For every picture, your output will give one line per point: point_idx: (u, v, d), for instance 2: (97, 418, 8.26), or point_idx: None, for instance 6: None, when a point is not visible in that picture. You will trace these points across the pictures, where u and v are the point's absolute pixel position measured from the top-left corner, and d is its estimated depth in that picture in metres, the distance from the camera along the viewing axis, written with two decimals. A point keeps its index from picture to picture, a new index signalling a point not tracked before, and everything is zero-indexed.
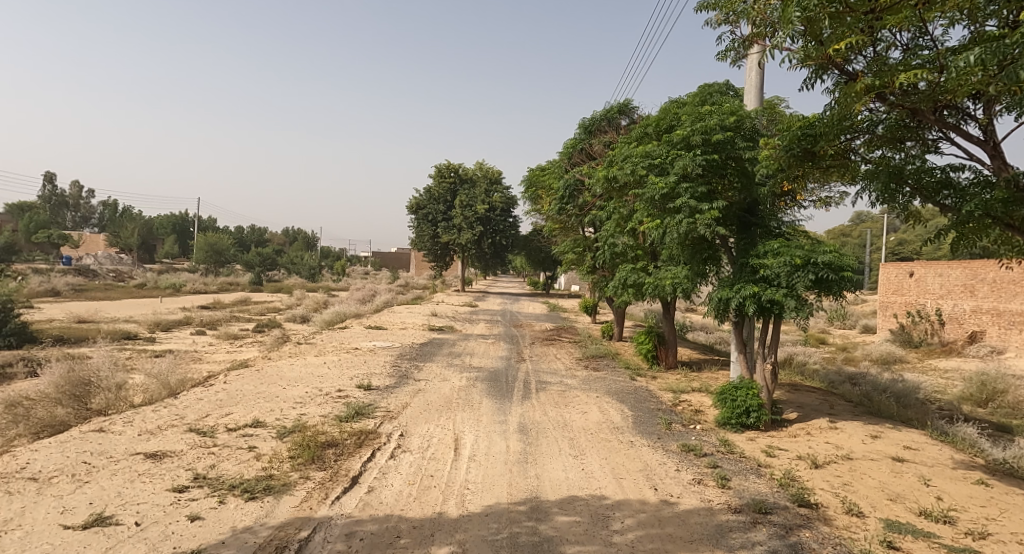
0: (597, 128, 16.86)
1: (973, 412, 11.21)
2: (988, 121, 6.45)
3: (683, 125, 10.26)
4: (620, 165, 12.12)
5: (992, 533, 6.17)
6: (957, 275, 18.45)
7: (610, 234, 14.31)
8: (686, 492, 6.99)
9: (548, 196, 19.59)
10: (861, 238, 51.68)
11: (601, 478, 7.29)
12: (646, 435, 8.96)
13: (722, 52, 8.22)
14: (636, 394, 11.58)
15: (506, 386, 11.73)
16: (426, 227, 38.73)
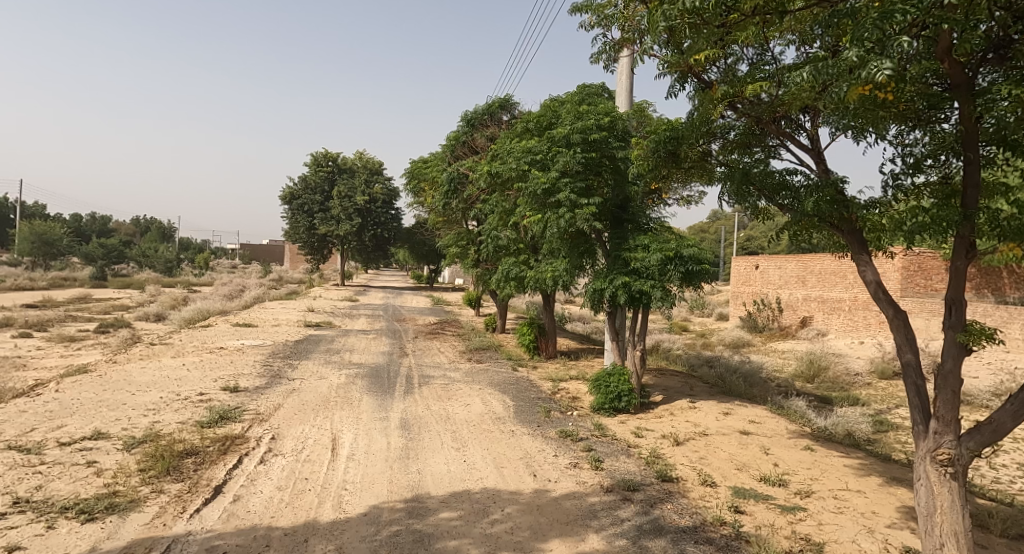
0: (479, 121, 17.25)
1: (804, 387, 12.73)
2: (815, 131, 7.37)
3: (564, 123, 10.76)
4: (503, 160, 12.55)
5: (815, 491, 7.11)
6: (793, 267, 20.53)
7: (494, 229, 14.70)
8: (563, 476, 7.50)
9: (431, 188, 19.74)
10: (716, 235, 55.95)
11: (482, 468, 7.64)
12: (526, 424, 9.43)
13: (595, 54, 8.69)
14: (517, 383, 12.08)
15: (388, 382, 11.79)
16: (300, 218, 37.45)
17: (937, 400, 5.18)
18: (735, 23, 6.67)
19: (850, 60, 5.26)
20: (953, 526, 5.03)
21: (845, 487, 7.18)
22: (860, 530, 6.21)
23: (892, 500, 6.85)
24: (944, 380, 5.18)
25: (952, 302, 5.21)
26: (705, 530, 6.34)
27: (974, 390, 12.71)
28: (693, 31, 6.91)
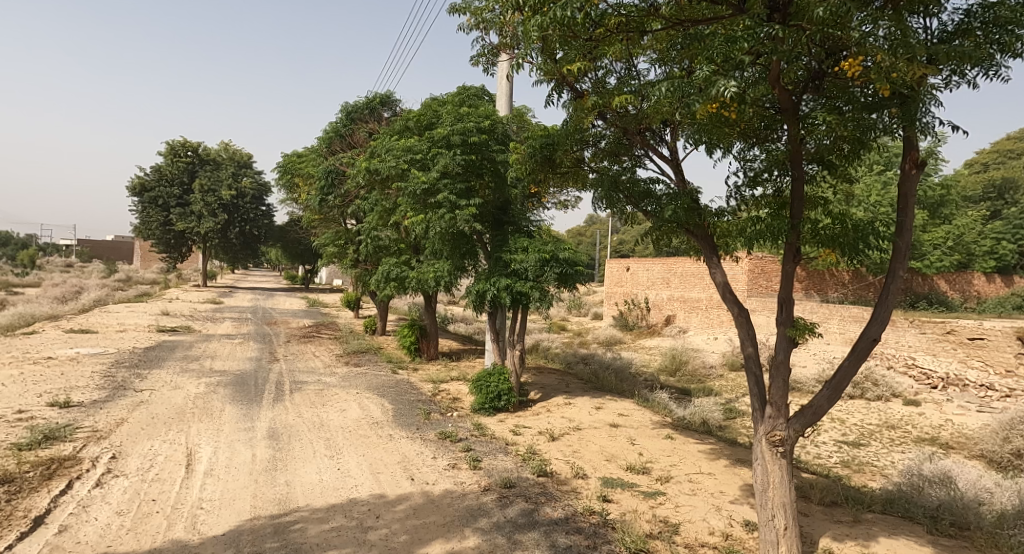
0: (358, 115, 16.98)
1: (667, 380, 13.65)
2: (675, 143, 7.94)
3: (444, 123, 10.81)
4: (382, 157, 12.45)
5: (675, 476, 7.69)
6: (659, 269, 21.85)
7: (374, 228, 14.51)
8: (441, 478, 7.60)
9: (305, 183, 19.12)
10: (592, 239, 58.08)
11: (357, 475, 7.58)
12: (405, 427, 9.44)
13: (474, 57, 8.84)
14: (397, 386, 12.02)
15: (254, 390, 11.33)
16: (154, 212, 34.58)
17: (770, 387, 5.80)
18: (601, 38, 7.05)
19: (699, 78, 5.71)
20: (781, 498, 5.67)
21: (698, 470, 7.82)
22: (709, 508, 6.79)
23: (736, 479, 7.55)
24: (776, 370, 5.80)
25: (783, 301, 5.85)
26: (576, 520, 6.66)
27: (806, 379, 14.25)
28: (564, 42, 7.22)
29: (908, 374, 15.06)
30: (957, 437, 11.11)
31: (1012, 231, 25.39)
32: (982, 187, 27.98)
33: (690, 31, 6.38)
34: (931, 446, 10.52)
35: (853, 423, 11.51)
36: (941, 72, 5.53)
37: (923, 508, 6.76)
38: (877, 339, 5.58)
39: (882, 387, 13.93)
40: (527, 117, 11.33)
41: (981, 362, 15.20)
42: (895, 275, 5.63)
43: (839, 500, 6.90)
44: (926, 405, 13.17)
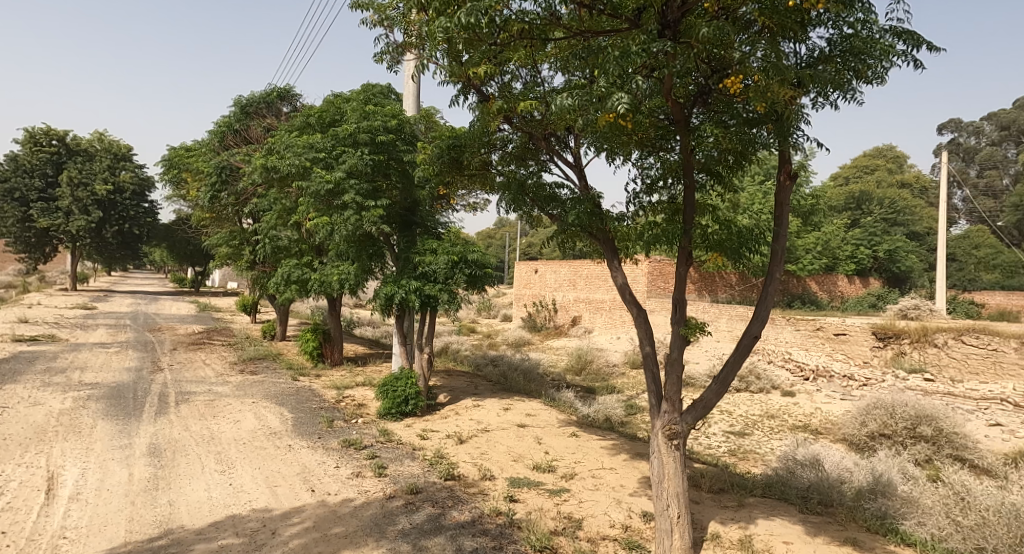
0: (255, 109, 16.46)
1: (574, 379, 14.02)
2: (578, 150, 8.16)
3: (349, 120, 10.55)
4: (281, 155, 12.08)
5: (580, 472, 7.92)
6: (565, 272, 22.36)
7: (273, 228, 13.96)
8: (344, 487, 7.47)
9: (194, 179, 18.13)
10: (501, 240, 58.47)
11: (252, 490, 7.33)
12: (306, 437, 9.18)
13: (379, 54, 8.71)
14: (297, 394, 11.68)
15: (133, 403, 10.67)
16: (11, 207, 31.55)
17: (665, 383, 6.09)
18: (506, 44, 7.11)
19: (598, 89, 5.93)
20: (675, 488, 5.96)
21: (601, 466, 8.08)
22: (611, 502, 7.05)
23: (635, 473, 7.87)
24: (671, 366, 6.10)
25: (677, 302, 6.15)
26: (482, 522, 6.72)
27: (698, 375, 15.10)
28: (468, 46, 7.20)
29: (785, 366, 16.36)
30: (825, 423, 12.08)
31: (869, 239, 27.89)
32: (844, 199, 30.58)
33: (589, 42, 6.62)
34: (804, 433, 11.39)
35: (740, 415, 12.31)
36: (809, 93, 6.02)
37: (799, 489, 7.33)
38: (758, 337, 5.98)
39: (763, 380, 14.88)
40: (434, 117, 11.28)
41: (845, 355, 16.86)
42: (773, 276, 6.07)
43: (726, 487, 7.34)
44: (800, 395, 14.20)
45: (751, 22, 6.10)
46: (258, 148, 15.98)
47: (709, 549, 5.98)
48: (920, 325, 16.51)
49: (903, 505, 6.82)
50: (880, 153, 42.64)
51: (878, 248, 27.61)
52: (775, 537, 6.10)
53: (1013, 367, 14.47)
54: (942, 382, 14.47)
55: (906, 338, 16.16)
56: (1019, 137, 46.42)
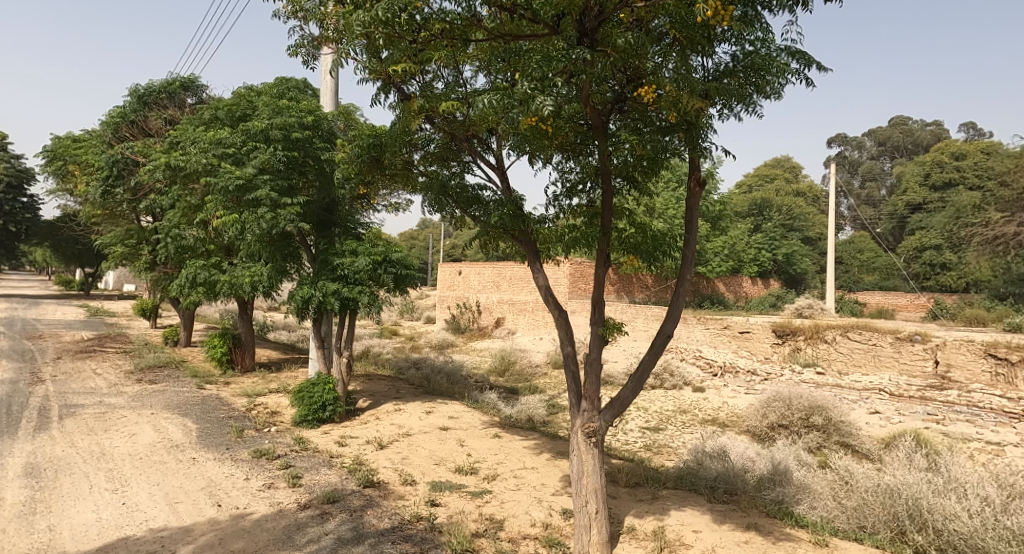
0: (154, 99, 15.61)
1: (497, 381, 14.23)
2: (500, 152, 8.33)
3: (261, 115, 10.22)
4: (185, 149, 11.61)
5: (501, 473, 8.09)
6: (489, 274, 22.56)
7: (175, 226, 13.37)
8: (254, 500, 7.26)
9: (83, 171, 16.92)
10: (423, 241, 57.95)
11: (148, 508, 7.01)
12: (213, 448, 8.84)
13: (292, 48, 8.03)
14: (203, 404, 11.25)
15: (11, 420, 9.96)
16: None
17: (585, 382, 6.36)
18: (427, 43, 7.12)
19: (521, 92, 6.14)
20: (593, 484, 6.24)
21: (522, 466, 8.31)
22: (531, 502, 7.28)
23: (556, 472, 8.15)
24: (590, 366, 6.39)
25: (596, 303, 6.43)
26: (402, 528, 6.74)
27: (615, 375, 15.60)
28: (389, 43, 7.08)
29: (696, 363, 17.22)
30: (731, 416, 12.81)
31: (769, 243, 29.64)
32: (748, 206, 32.32)
33: (510, 44, 6.78)
34: (712, 426, 12.06)
35: (654, 411, 12.86)
36: (715, 105, 6.43)
37: (706, 479, 7.80)
38: (671, 335, 6.34)
39: (676, 377, 15.58)
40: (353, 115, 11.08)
41: (748, 352, 18.09)
42: (684, 278, 6.46)
43: (641, 481, 7.72)
44: (709, 391, 14.97)
45: (662, 34, 6.48)
46: (158, 141, 15.27)
47: (625, 542, 6.30)
48: (812, 322, 17.68)
49: (796, 492, 7.41)
50: (778, 163, 45.21)
51: (777, 252, 29.43)
52: (685, 527, 6.49)
53: (891, 359, 15.80)
54: (831, 375, 15.64)
55: (800, 335, 17.28)
56: (894, 154, 50.63)
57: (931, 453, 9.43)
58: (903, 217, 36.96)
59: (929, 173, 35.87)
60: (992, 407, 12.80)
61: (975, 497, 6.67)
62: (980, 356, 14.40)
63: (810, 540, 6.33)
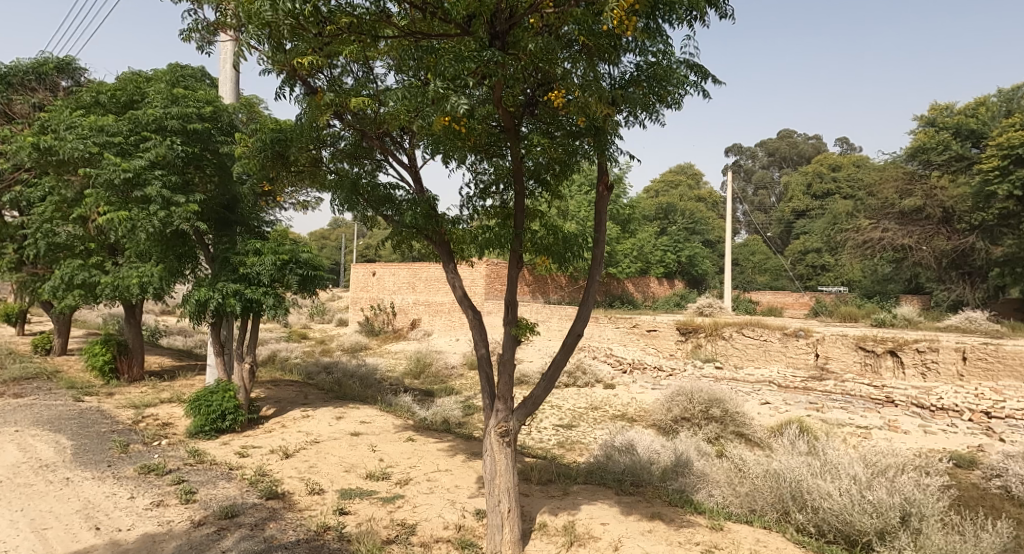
0: (21, 81, 14.38)
1: (412, 383, 14.04)
2: (413, 151, 8.15)
3: (153, 103, 9.58)
4: (60, 135, 10.69)
5: (414, 477, 7.95)
6: (404, 275, 22.26)
7: (46, 221, 12.26)
8: (141, 521, 6.76)
9: None
10: (334, 241, 56.27)
11: (11, 538, 6.40)
12: (92, 466, 8.14)
13: (185, 32, 7.30)
14: (82, 418, 10.40)
15: None
16: None
17: (498, 382, 6.31)
18: (334, 36, 6.89)
19: (434, 91, 6.09)
20: (506, 484, 6.22)
21: (436, 468, 8.21)
22: (445, 504, 7.18)
23: (470, 473, 8.10)
24: (503, 366, 6.35)
25: (510, 303, 6.41)
26: (308, 540, 6.48)
27: (530, 375, 15.70)
28: (293, 33, 6.87)
29: (608, 360, 17.66)
30: (639, 411, 13.18)
31: (675, 246, 30.80)
32: (655, 209, 33.42)
33: (421, 42, 6.68)
34: (622, 421, 12.36)
35: (567, 408, 13.04)
36: (622, 113, 6.54)
37: (615, 473, 7.98)
38: (581, 334, 6.40)
39: (589, 375, 15.88)
40: (256, 107, 10.55)
41: (655, 349, 18.71)
42: (594, 278, 6.56)
43: (553, 478, 7.79)
44: (619, 387, 15.34)
45: (571, 41, 6.52)
46: (24, 125, 13.92)
47: (536, 539, 6.32)
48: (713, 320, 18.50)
49: (696, 482, 7.71)
50: (681, 169, 46.95)
51: (682, 254, 30.60)
52: (595, 520, 6.59)
53: (779, 353, 16.71)
54: (729, 369, 16.41)
55: (701, 332, 18.06)
56: (782, 163, 53.77)
57: (811, 439, 10.13)
58: (790, 222, 39.34)
59: (811, 183, 38.55)
60: (862, 395, 13.89)
61: (844, 476, 7.21)
62: (852, 348, 15.60)
63: (707, 525, 6.58)
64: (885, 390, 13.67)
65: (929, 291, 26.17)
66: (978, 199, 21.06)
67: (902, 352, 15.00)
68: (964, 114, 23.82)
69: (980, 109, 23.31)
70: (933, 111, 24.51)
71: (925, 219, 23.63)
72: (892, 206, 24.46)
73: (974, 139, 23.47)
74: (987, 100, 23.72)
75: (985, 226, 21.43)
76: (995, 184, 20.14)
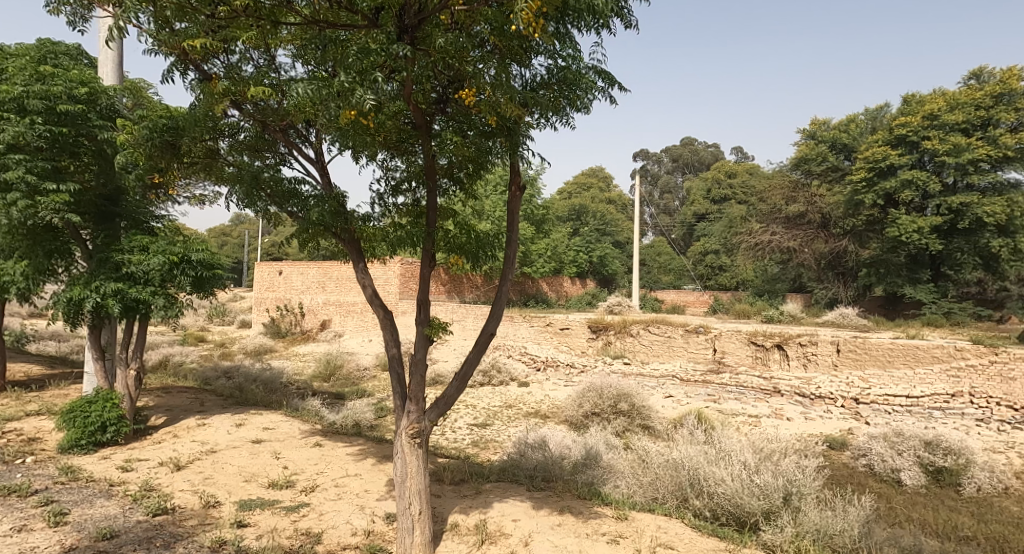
0: None
1: (320, 386, 13.53)
2: (319, 144, 7.77)
3: (14, 78, 8.51)
4: None
5: (319, 484, 7.60)
6: (313, 274, 21.53)
7: None
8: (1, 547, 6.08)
9: None
10: (236, 238, 53.57)
11: None
12: None
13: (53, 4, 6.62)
14: None
15: None
16: None
17: (409, 383, 6.10)
18: (228, 19, 6.48)
19: (339, 84, 5.82)
20: (417, 486, 6.03)
21: (344, 474, 7.89)
22: (353, 510, 6.90)
23: (380, 476, 7.83)
24: (414, 366, 6.15)
25: (421, 302, 6.22)
26: None
27: (443, 375, 15.48)
28: (180, 13, 6.38)
29: (522, 358, 17.72)
30: (552, 407, 13.25)
31: (586, 246, 31.30)
32: (567, 210, 33.82)
33: (326, 32, 6.32)
34: (535, 418, 12.38)
35: (480, 408, 12.93)
36: (533, 114, 6.51)
37: (526, 469, 7.92)
38: (494, 333, 6.29)
39: (503, 373, 15.80)
40: (143, 93, 9.62)
41: (567, 347, 18.91)
42: (506, 277, 6.46)
43: (465, 477, 7.65)
44: (533, 385, 15.38)
45: (483, 41, 6.40)
46: None
47: (447, 540, 6.17)
48: (622, 318, 18.94)
49: (606, 475, 7.78)
50: (592, 172, 47.93)
51: (593, 254, 31.18)
52: (506, 517, 6.50)
53: (682, 349, 17.26)
54: (637, 365, 16.83)
55: (611, 329, 18.46)
56: (683, 169, 56.08)
57: (708, 429, 10.54)
58: (691, 226, 40.99)
59: (710, 189, 40.54)
60: (752, 386, 14.47)
61: (736, 461, 7.48)
62: (744, 343, 16.38)
63: (613, 515, 6.63)
64: (772, 381, 14.33)
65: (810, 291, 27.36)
66: (849, 206, 22.51)
67: (787, 346, 15.88)
68: (839, 129, 25.34)
69: (851, 125, 24.97)
70: (813, 125, 26.02)
71: (807, 224, 25.20)
72: (778, 212, 25.87)
73: (846, 152, 25.24)
74: (856, 116, 25.40)
75: (856, 231, 23.33)
76: (863, 193, 21.60)
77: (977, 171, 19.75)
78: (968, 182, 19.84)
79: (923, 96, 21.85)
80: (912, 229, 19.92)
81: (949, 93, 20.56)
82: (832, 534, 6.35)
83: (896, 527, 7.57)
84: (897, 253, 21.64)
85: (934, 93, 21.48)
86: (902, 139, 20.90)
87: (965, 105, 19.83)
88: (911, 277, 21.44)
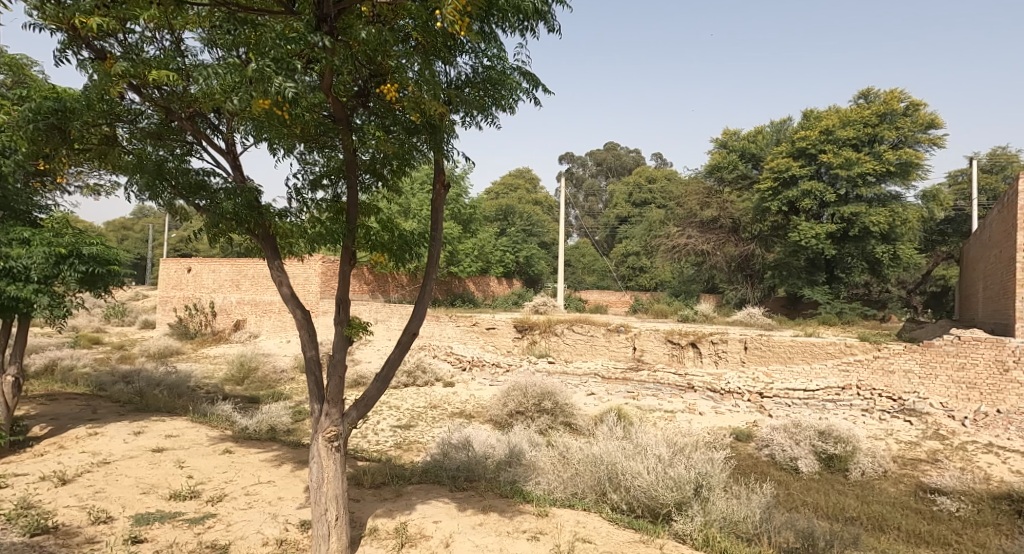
0: None
1: (232, 390, 12.86)
2: (230, 134, 7.26)
3: None
4: None
5: (227, 493, 7.16)
6: (226, 271, 20.57)
7: None
8: None
9: None
10: (141, 232, 50.46)
11: None
12: None
13: None
14: None
15: None
16: None
17: (327, 385, 5.80)
18: None
19: (252, 71, 5.46)
20: (335, 491, 5.77)
21: (255, 481, 7.48)
22: (264, 519, 6.54)
23: (295, 483, 7.47)
24: (332, 368, 5.86)
25: (340, 301, 5.93)
26: None
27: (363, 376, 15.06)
28: None
29: (447, 358, 17.50)
30: (476, 407, 13.09)
31: (512, 246, 31.33)
32: (494, 210, 33.79)
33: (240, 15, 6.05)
34: (460, 418, 12.21)
35: (402, 409, 12.65)
36: (458, 114, 6.34)
37: (450, 469, 7.75)
38: (416, 333, 6.08)
39: (429, 373, 15.51)
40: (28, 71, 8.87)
41: (493, 346, 18.81)
42: (430, 277, 6.26)
43: (386, 480, 7.39)
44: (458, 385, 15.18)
45: (406, 37, 6.19)
46: None
47: (366, 544, 5.92)
48: (546, 317, 19.04)
49: (531, 474, 7.70)
50: (519, 173, 48.15)
51: (518, 253, 31.24)
52: (427, 519, 6.31)
53: (603, 347, 17.51)
54: (559, 363, 16.92)
55: (536, 329, 18.49)
56: (607, 173, 57.21)
57: (628, 425, 10.69)
58: (614, 228, 41.78)
59: (632, 193, 41.51)
60: (667, 382, 14.79)
61: (651, 456, 7.56)
62: (661, 341, 16.75)
63: (533, 512, 6.55)
64: (687, 377, 14.68)
65: (722, 292, 28.39)
66: (757, 212, 24.06)
67: (700, 344, 16.28)
68: (748, 139, 26.51)
69: (758, 136, 26.15)
70: (723, 135, 27.00)
71: (719, 228, 26.17)
72: (693, 217, 26.68)
73: (754, 161, 26.45)
74: (762, 128, 26.53)
75: (763, 235, 24.73)
76: (770, 201, 22.65)
77: (865, 184, 20.73)
78: (857, 193, 20.85)
79: (819, 112, 23.09)
80: (811, 235, 20.92)
81: (842, 112, 21.68)
82: (737, 521, 6.49)
83: (792, 511, 7.86)
84: (797, 257, 22.76)
85: (829, 110, 22.71)
86: (802, 152, 21.85)
87: (855, 123, 20.81)
88: (809, 279, 22.55)
